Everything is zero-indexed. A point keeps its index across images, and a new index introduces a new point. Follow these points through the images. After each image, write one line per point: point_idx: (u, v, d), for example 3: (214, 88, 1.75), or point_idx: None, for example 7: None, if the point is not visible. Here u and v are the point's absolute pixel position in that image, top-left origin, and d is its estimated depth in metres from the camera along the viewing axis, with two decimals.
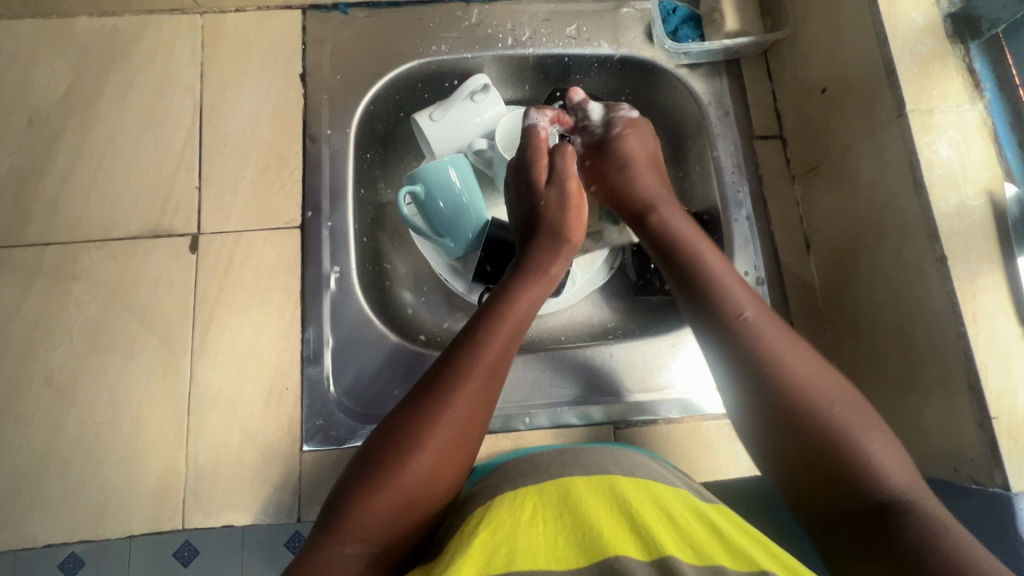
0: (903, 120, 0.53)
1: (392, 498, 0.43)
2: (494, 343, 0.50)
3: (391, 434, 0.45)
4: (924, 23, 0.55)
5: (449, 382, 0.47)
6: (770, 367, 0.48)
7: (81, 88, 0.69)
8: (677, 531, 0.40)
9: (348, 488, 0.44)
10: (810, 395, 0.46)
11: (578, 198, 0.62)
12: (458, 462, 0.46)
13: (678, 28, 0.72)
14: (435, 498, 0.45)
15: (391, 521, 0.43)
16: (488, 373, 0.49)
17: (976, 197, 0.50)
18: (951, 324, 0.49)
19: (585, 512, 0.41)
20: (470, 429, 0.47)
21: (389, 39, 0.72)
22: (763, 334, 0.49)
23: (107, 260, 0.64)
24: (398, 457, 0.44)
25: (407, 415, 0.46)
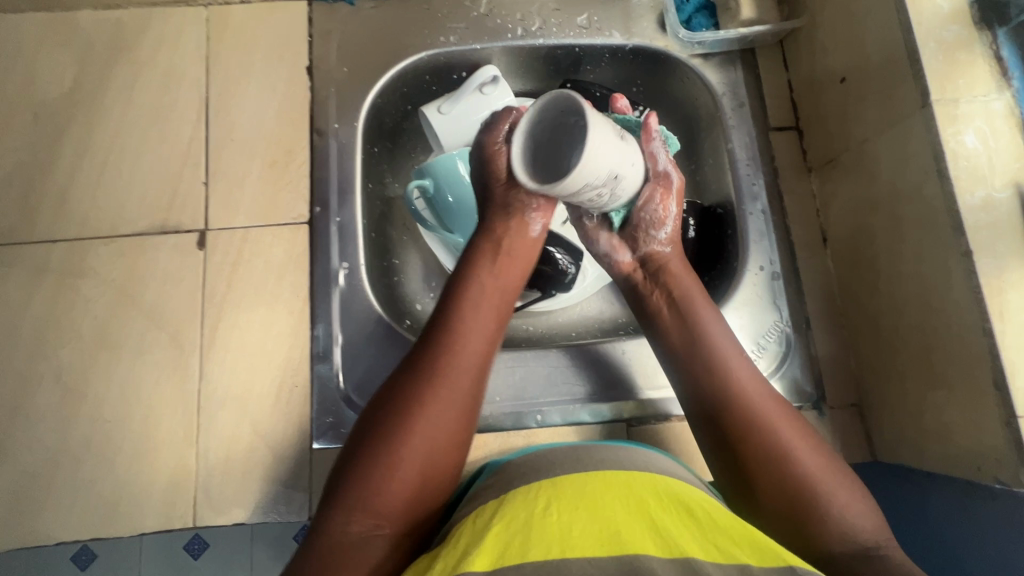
0: (928, 109, 0.52)
1: (396, 468, 0.43)
2: (479, 307, 0.51)
3: (386, 405, 0.46)
4: (949, 10, 0.53)
5: (437, 346, 0.48)
6: (770, 436, 0.48)
7: (86, 83, 0.68)
8: (698, 529, 0.39)
9: (348, 464, 0.44)
10: (794, 455, 0.47)
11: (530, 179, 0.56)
12: (457, 419, 0.46)
13: (691, 17, 0.71)
14: (439, 465, 0.45)
15: (396, 488, 0.42)
16: (474, 332, 0.50)
17: (1003, 189, 0.49)
18: (976, 321, 0.48)
19: (602, 507, 0.40)
20: (460, 389, 0.47)
21: (396, 31, 0.71)
22: (749, 399, 0.50)
23: (115, 257, 0.64)
24: (393, 424, 0.44)
25: (397, 385, 0.47)
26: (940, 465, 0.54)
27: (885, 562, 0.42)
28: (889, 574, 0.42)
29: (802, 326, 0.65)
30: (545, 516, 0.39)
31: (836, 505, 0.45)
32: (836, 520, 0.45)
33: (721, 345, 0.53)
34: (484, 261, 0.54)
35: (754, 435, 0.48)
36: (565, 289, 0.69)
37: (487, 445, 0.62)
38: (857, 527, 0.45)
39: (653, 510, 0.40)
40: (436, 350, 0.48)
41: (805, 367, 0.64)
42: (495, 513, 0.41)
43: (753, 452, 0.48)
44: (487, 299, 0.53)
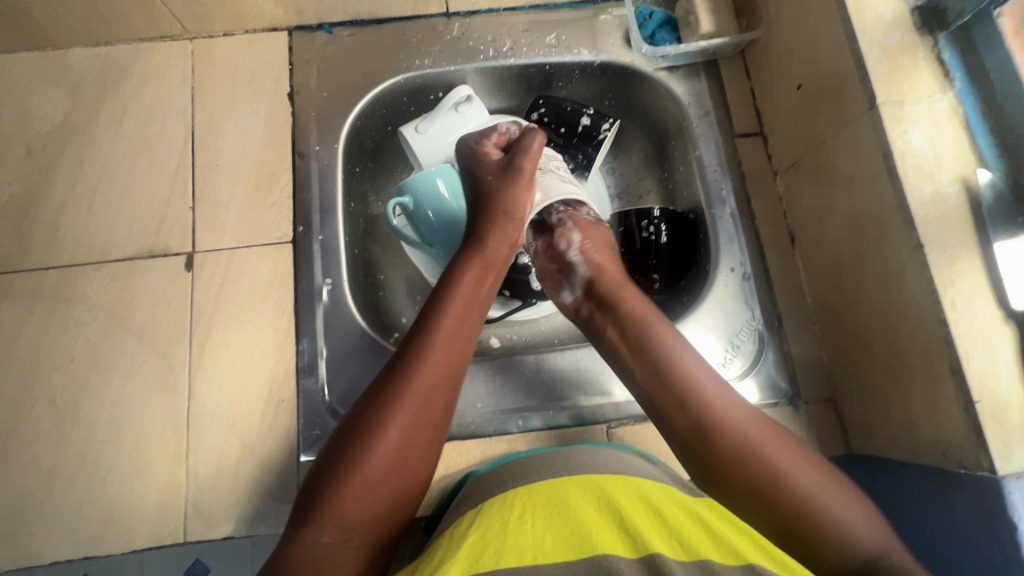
0: (875, 112, 0.54)
1: (367, 480, 0.44)
2: (446, 318, 0.53)
3: (360, 418, 0.47)
4: (890, 18, 0.56)
5: (406, 363, 0.49)
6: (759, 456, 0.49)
7: (77, 117, 0.71)
8: (664, 527, 0.40)
9: (321, 477, 0.45)
10: (780, 465, 0.48)
11: (527, 178, 0.62)
12: (426, 434, 0.48)
13: (654, 32, 0.74)
14: (406, 481, 0.46)
15: (367, 501, 0.44)
16: (442, 348, 0.51)
17: (950, 184, 0.51)
18: (931, 312, 0.50)
19: (574, 513, 0.41)
20: (430, 408, 0.49)
21: (373, 56, 0.74)
22: (725, 410, 0.52)
23: (106, 282, 0.66)
24: (363, 439, 0.45)
25: (368, 405, 0.48)
26: (911, 454, 0.55)
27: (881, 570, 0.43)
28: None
29: (775, 324, 0.67)
30: (521, 525, 0.41)
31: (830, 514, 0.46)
32: (826, 514, 0.46)
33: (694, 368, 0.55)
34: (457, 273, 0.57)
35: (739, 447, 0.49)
36: (545, 297, 0.71)
37: (470, 453, 0.63)
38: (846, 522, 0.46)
39: (623, 511, 0.41)
40: (406, 372, 0.49)
41: (779, 364, 0.66)
42: (472, 523, 0.42)
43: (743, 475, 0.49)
44: (460, 316, 0.54)
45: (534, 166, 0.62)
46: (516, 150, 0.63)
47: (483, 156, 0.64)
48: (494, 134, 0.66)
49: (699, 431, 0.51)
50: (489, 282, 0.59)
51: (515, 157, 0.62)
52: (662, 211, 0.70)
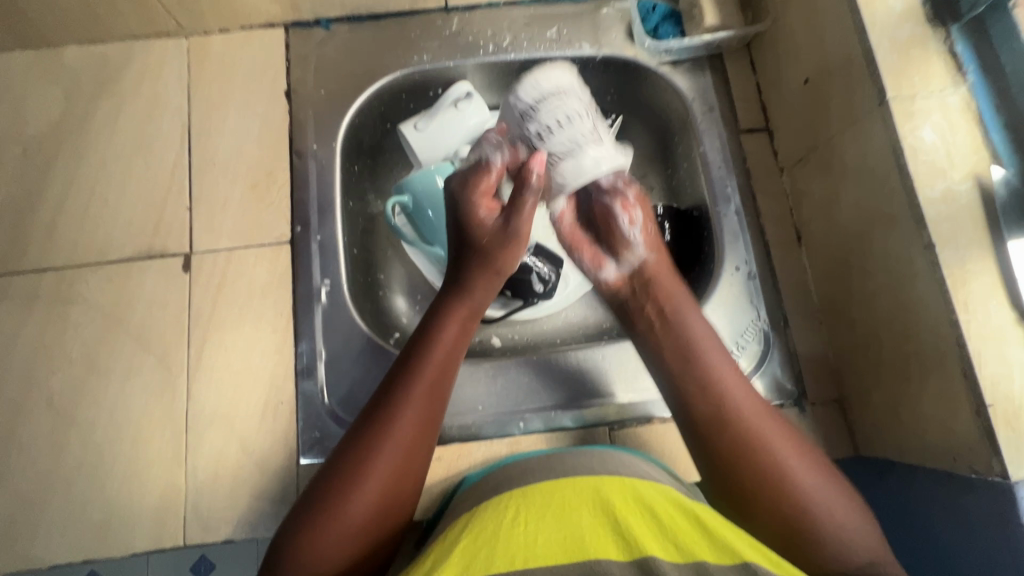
0: (885, 107, 0.53)
1: (340, 535, 0.44)
2: (427, 371, 0.50)
3: (338, 467, 0.46)
4: (901, 9, 0.54)
5: (388, 409, 0.48)
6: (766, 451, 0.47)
7: (73, 116, 0.71)
8: (660, 529, 0.39)
9: (296, 525, 0.45)
10: (786, 466, 0.46)
11: (522, 230, 0.55)
12: (402, 491, 0.47)
13: (658, 26, 0.73)
14: (385, 527, 0.46)
15: (343, 548, 0.44)
16: (426, 393, 0.50)
17: (962, 181, 0.49)
18: (943, 312, 0.49)
19: (568, 513, 0.40)
20: (410, 462, 0.48)
21: (371, 52, 0.73)
22: (747, 418, 0.49)
23: (103, 284, 0.65)
24: (340, 492, 0.45)
25: (345, 456, 0.47)
26: (920, 457, 0.54)
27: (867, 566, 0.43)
28: None
29: (781, 324, 0.66)
30: (514, 523, 0.40)
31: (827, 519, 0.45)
32: (814, 507, 0.45)
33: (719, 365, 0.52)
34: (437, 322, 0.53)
35: (754, 458, 0.47)
36: (546, 297, 0.70)
37: (471, 456, 0.62)
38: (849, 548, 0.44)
39: (618, 512, 0.40)
40: (383, 429, 0.47)
41: (785, 365, 0.65)
42: (467, 523, 0.42)
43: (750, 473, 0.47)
44: (445, 356, 0.52)
45: (534, 210, 0.55)
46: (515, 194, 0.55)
47: (469, 193, 0.56)
48: (485, 177, 0.56)
49: (694, 414, 0.50)
50: (473, 329, 0.56)
51: (514, 201, 0.55)
52: (664, 210, 0.73)
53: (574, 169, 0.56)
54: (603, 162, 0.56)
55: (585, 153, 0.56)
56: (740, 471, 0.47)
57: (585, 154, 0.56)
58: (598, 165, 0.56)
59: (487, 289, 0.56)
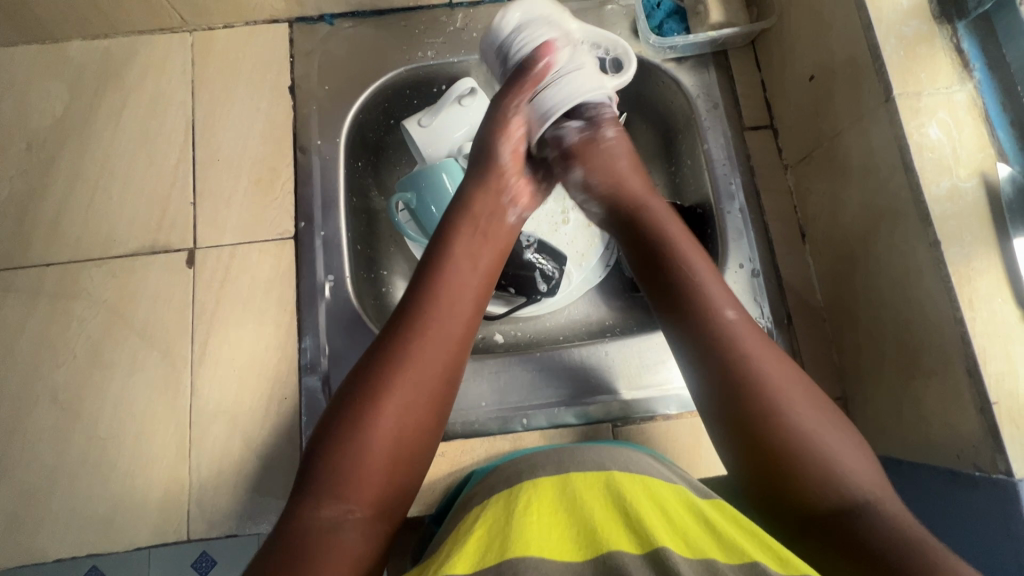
0: (891, 103, 0.53)
1: (368, 453, 0.42)
2: (444, 282, 0.49)
3: (360, 383, 0.45)
4: (908, 6, 0.54)
5: (405, 331, 0.46)
6: (771, 395, 0.44)
7: (77, 111, 0.71)
8: (672, 525, 0.40)
9: (321, 446, 0.43)
10: (793, 409, 0.44)
11: (513, 157, 0.59)
12: (428, 403, 0.45)
13: (662, 23, 0.72)
14: (411, 446, 0.44)
15: (367, 470, 0.42)
16: (444, 311, 0.48)
17: (968, 178, 0.49)
18: (947, 310, 0.49)
19: (581, 507, 0.41)
20: (431, 371, 0.46)
21: (375, 48, 0.73)
22: (749, 351, 0.46)
23: (107, 279, 0.65)
24: (364, 409, 0.43)
25: (367, 372, 0.45)
26: (923, 455, 0.54)
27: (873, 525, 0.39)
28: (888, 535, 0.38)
29: (784, 322, 0.66)
30: (525, 516, 0.40)
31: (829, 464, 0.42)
32: (822, 452, 0.42)
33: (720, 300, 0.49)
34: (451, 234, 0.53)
35: (752, 390, 0.44)
36: (551, 295, 0.70)
37: (474, 452, 0.63)
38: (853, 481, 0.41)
39: (632, 508, 0.40)
40: (404, 340, 0.46)
41: None
42: (477, 516, 0.42)
43: (756, 415, 0.44)
44: (460, 278, 0.50)
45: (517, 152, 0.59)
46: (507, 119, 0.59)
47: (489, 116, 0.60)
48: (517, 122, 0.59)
49: (709, 349, 0.46)
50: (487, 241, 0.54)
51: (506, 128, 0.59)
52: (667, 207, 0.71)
53: (574, 93, 0.59)
54: (596, 85, 0.60)
55: (579, 80, 0.59)
56: (740, 409, 0.44)
57: (578, 79, 0.59)
58: (592, 89, 0.59)
59: (494, 194, 0.57)
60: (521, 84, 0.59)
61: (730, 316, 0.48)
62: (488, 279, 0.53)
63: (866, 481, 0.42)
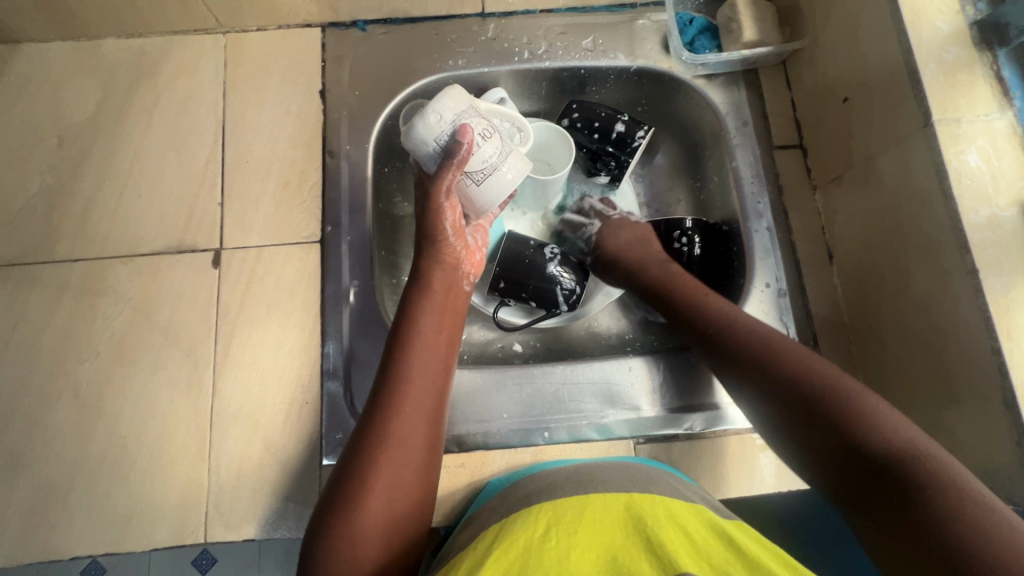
0: (929, 129, 0.52)
1: (363, 531, 0.44)
2: (417, 354, 0.52)
3: (349, 463, 0.47)
4: (949, 31, 0.54)
5: (381, 409, 0.49)
6: (767, 347, 0.53)
7: (110, 108, 0.71)
8: (694, 549, 0.38)
9: (320, 528, 0.45)
10: (789, 352, 0.52)
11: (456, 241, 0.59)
12: (413, 472, 0.47)
13: (694, 39, 0.72)
14: (404, 518, 0.46)
15: (364, 551, 0.44)
16: (418, 385, 0.50)
17: (1007, 208, 0.49)
18: (984, 339, 0.48)
19: (600, 529, 0.40)
20: (411, 440, 0.48)
21: (406, 55, 0.73)
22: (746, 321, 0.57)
23: (133, 276, 0.66)
24: (353, 488, 0.45)
25: (354, 451, 0.48)
26: None
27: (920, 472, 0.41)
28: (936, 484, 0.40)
29: (810, 344, 0.65)
30: (546, 539, 0.39)
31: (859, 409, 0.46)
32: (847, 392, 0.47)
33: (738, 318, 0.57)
34: (419, 311, 0.55)
35: (758, 352, 0.53)
36: (573, 306, 0.70)
37: (495, 463, 0.62)
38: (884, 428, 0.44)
39: (652, 529, 0.39)
40: (384, 415, 0.48)
41: None
42: (497, 536, 0.41)
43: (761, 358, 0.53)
44: (428, 347, 0.53)
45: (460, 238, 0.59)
46: (434, 213, 0.56)
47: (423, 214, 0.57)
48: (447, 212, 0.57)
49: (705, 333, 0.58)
50: (452, 306, 0.58)
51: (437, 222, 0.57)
52: (694, 223, 0.70)
53: (496, 186, 0.56)
54: (521, 171, 0.57)
55: (501, 171, 0.56)
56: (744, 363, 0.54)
57: (502, 171, 0.56)
58: (516, 177, 0.57)
59: (449, 270, 0.59)
60: (447, 174, 0.53)
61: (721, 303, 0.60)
62: (453, 346, 0.56)
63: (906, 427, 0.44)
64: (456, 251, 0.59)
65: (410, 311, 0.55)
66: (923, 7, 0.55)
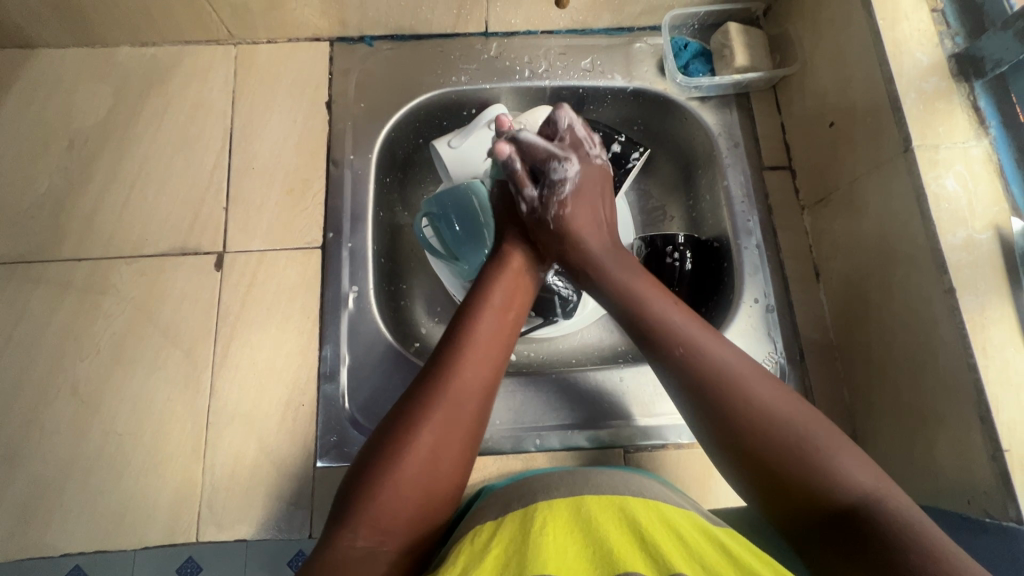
0: (909, 154, 0.55)
1: (405, 478, 0.44)
2: (484, 319, 0.53)
3: (405, 410, 0.48)
4: (928, 63, 0.57)
5: (444, 367, 0.49)
6: (737, 400, 0.46)
7: (121, 112, 0.73)
8: (686, 549, 0.40)
9: (363, 470, 0.45)
10: (757, 399, 0.46)
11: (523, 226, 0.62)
12: (464, 433, 0.48)
13: (689, 63, 0.75)
14: (444, 479, 0.46)
15: (399, 500, 0.44)
16: (481, 355, 0.51)
17: (983, 231, 0.51)
18: (961, 356, 0.50)
19: (595, 526, 0.41)
20: (465, 400, 0.49)
21: (411, 71, 0.76)
22: (714, 354, 0.48)
23: (137, 277, 0.67)
24: (404, 434, 0.46)
25: (409, 399, 0.49)
26: (932, 497, 0.54)
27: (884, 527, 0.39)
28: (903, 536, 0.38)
29: (796, 358, 0.67)
30: (539, 536, 0.40)
31: (819, 460, 0.43)
32: (822, 457, 0.43)
33: (700, 338, 0.50)
34: (488, 281, 0.57)
35: (728, 408, 0.46)
36: (567, 316, 0.71)
37: (486, 469, 0.63)
38: (846, 470, 0.42)
39: (646, 532, 0.40)
40: (443, 370, 0.49)
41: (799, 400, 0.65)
42: (495, 533, 0.42)
43: (727, 406, 0.46)
44: (496, 317, 0.54)
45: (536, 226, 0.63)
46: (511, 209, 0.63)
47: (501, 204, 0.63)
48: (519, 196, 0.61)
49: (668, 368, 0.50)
50: (528, 286, 0.59)
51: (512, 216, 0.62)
52: (687, 239, 0.72)
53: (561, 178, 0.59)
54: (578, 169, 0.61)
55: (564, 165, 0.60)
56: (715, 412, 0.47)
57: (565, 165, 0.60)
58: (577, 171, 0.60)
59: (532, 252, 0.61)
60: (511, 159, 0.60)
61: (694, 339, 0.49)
62: (516, 329, 0.56)
63: (865, 476, 0.42)
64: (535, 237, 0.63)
65: (484, 279, 0.58)
66: (904, 39, 0.58)
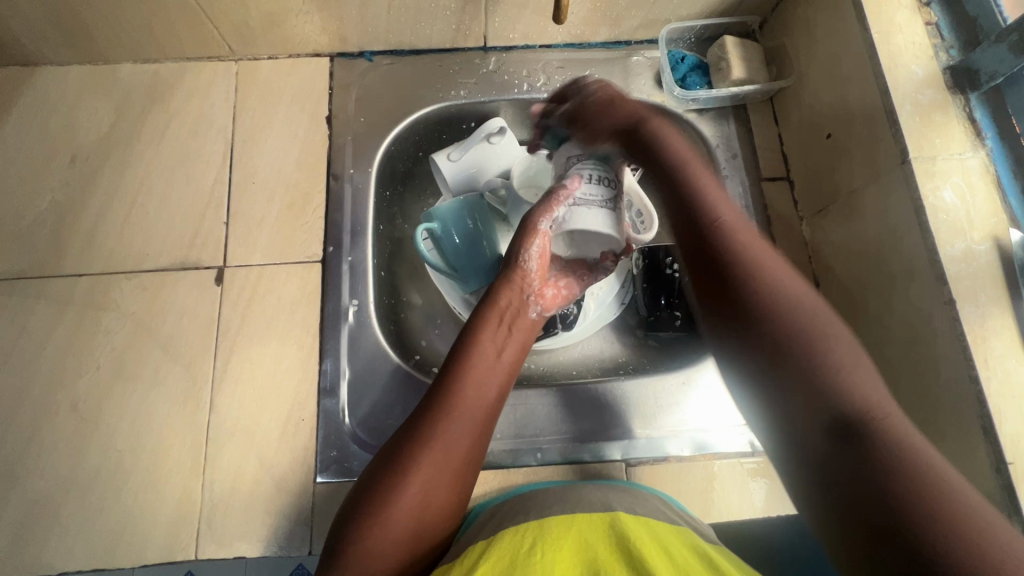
0: (906, 166, 0.55)
1: (392, 528, 0.44)
2: (475, 366, 0.52)
3: (393, 459, 0.47)
4: (923, 76, 0.57)
5: (433, 416, 0.49)
6: (763, 287, 0.44)
7: (122, 129, 0.73)
8: (670, 559, 0.39)
9: (349, 519, 0.45)
10: (779, 287, 0.44)
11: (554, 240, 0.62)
12: (451, 482, 0.48)
13: (686, 76, 0.76)
14: (431, 525, 0.46)
15: (386, 552, 0.44)
16: (472, 399, 0.51)
17: (981, 242, 0.51)
18: (963, 368, 0.50)
19: (585, 543, 0.41)
20: (455, 448, 0.48)
21: (410, 85, 0.76)
22: (750, 249, 0.46)
23: (137, 292, 0.67)
24: (391, 485, 0.46)
25: (398, 446, 0.48)
26: None
27: (885, 459, 0.35)
28: (912, 492, 0.33)
29: None
30: (531, 554, 0.40)
31: (834, 376, 0.39)
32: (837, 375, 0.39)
33: (762, 257, 0.46)
34: (482, 323, 0.55)
35: (754, 278, 0.45)
36: (567, 328, 0.71)
37: (488, 483, 0.63)
38: (860, 393, 0.38)
39: (632, 542, 0.40)
40: (433, 421, 0.48)
41: None
42: (484, 550, 0.42)
43: (739, 276, 0.45)
44: (486, 362, 0.53)
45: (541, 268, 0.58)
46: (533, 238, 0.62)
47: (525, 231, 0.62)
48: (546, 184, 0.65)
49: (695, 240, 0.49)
50: (517, 330, 0.57)
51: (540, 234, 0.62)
52: None
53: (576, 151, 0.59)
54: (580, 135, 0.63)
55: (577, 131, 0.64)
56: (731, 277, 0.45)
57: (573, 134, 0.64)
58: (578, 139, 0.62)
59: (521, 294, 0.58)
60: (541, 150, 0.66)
61: (722, 222, 0.48)
62: (508, 373, 0.55)
63: (877, 404, 0.38)
64: (529, 275, 0.58)
65: (476, 321, 0.56)
66: (899, 53, 0.58)
